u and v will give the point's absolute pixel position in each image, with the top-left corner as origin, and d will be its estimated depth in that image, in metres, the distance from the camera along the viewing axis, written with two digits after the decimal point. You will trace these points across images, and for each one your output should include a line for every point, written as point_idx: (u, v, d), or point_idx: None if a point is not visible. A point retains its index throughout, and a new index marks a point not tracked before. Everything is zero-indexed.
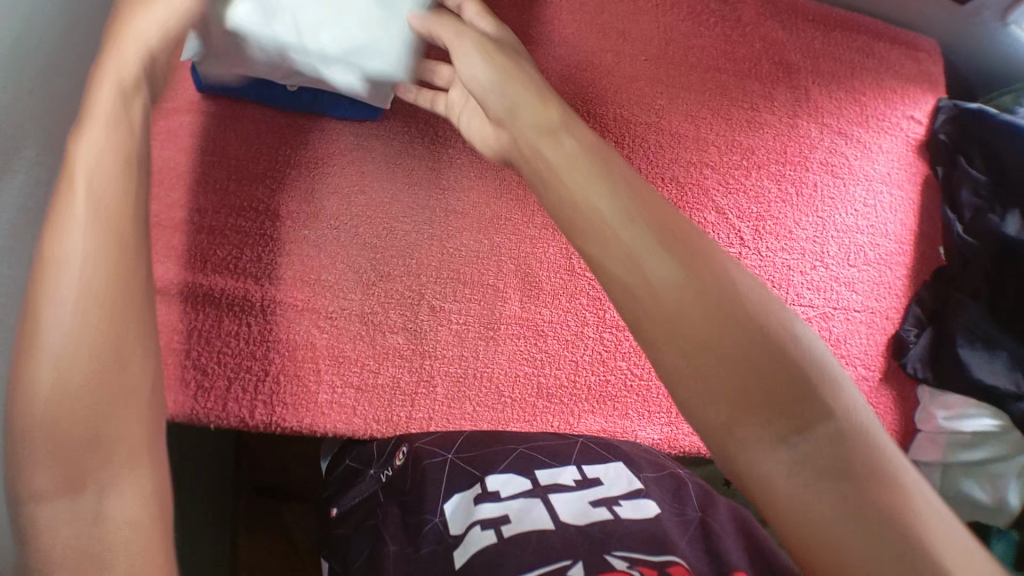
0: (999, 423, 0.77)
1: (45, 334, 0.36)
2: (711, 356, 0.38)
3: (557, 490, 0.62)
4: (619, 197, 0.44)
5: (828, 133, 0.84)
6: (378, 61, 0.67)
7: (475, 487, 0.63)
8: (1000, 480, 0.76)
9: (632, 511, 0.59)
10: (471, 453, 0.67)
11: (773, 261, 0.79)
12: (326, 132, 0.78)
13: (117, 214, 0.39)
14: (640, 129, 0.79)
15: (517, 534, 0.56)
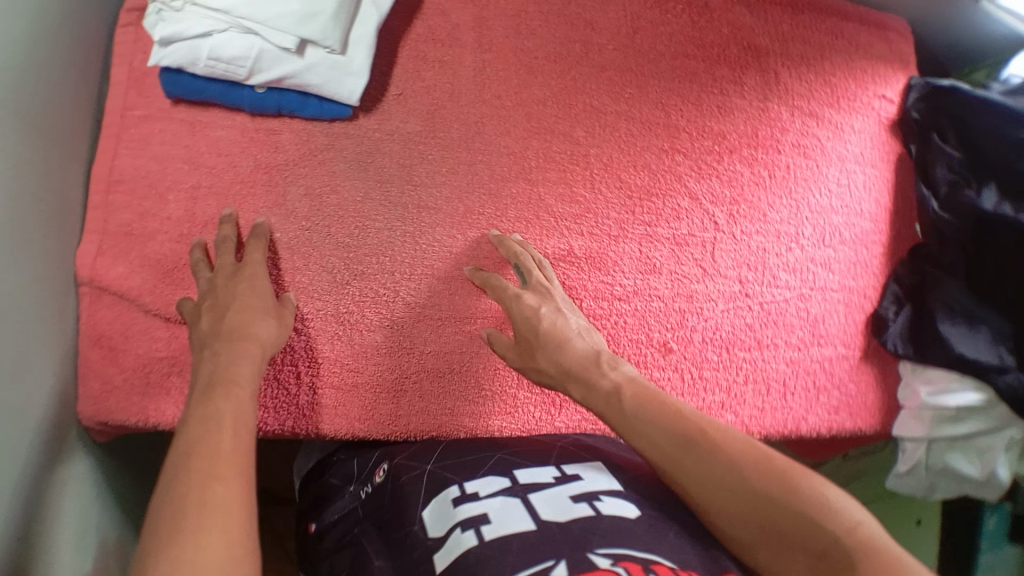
0: (984, 396, 0.77)
1: (181, 479, 0.50)
2: (741, 520, 0.53)
3: (536, 489, 0.61)
4: (639, 418, 0.62)
5: (800, 115, 0.84)
6: (350, 68, 0.75)
7: (452, 491, 0.62)
8: (989, 454, 0.78)
9: (613, 506, 0.58)
10: (450, 462, 0.67)
11: (748, 244, 0.79)
12: (298, 133, 0.78)
13: (233, 387, 0.59)
14: (611, 118, 0.79)
15: (497, 536, 0.54)
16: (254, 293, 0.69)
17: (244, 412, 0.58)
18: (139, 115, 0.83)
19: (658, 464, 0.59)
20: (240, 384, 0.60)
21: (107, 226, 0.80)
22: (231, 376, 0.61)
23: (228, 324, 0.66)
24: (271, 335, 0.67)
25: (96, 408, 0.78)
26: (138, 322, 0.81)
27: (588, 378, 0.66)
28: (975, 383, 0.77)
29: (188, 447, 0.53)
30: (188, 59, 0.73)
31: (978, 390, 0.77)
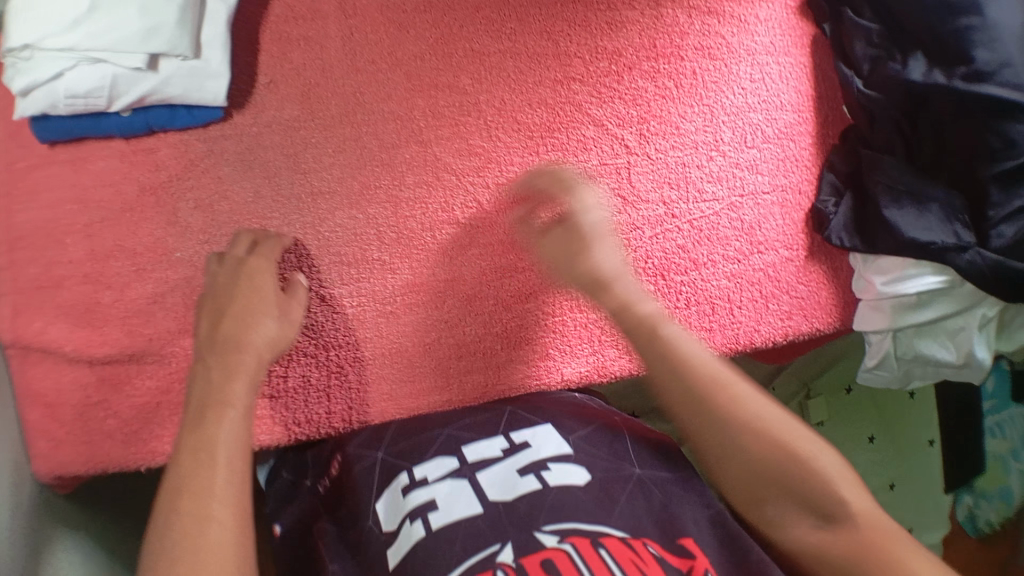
0: (947, 279, 0.73)
1: (172, 519, 0.46)
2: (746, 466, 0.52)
3: (485, 466, 0.58)
4: (650, 361, 0.57)
5: (698, 15, 0.79)
6: (211, 72, 0.72)
7: (401, 479, 0.59)
8: (962, 336, 0.75)
9: (561, 476, 0.55)
10: (400, 445, 0.64)
11: (665, 162, 0.76)
12: (175, 146, 0.76)
13: (226, 392, 0.53)
14: (495, 59, 0.75)
15: (445, 527, 0.52)
16: (247, 287, 0.62)
17: (238, 433, 0.51)
18: (22, 166, 0.77)
19: (670, 403, 0.56)
20: (231, 390, 0.54)
21: (18, 285, 0.76)
22: (225, 373, 0.55)
23: (220, 336, 0.59)
24: (269, 330, 0.60)
25: (50, 465, 0.74)
26: (67, 373, 0.75)
27: (633, 312, 0.60)
28: (931, 265, 0.73)
29: (187, 470, 0.48)
30: (45, 102, 0.69)
31: (937, 271, 0.73)
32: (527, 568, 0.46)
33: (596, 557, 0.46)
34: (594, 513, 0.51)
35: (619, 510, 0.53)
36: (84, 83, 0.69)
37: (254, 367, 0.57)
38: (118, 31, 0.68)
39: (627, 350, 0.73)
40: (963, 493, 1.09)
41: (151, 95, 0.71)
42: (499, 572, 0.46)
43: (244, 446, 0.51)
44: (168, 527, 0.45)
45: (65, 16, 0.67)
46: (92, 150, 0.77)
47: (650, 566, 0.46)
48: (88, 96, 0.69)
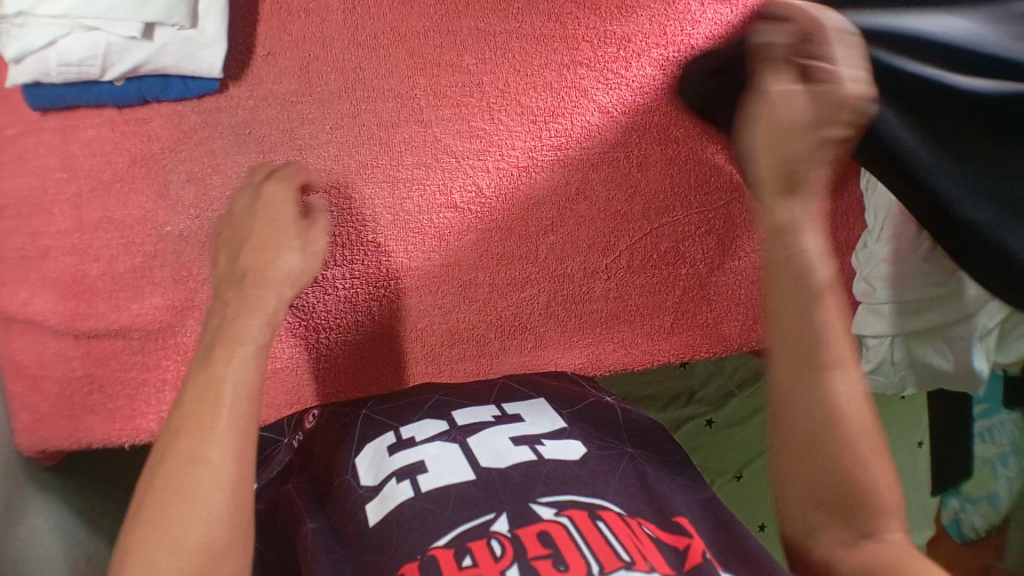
0: (950, 284, 0.72)
1: (170, 447, 0.48)
2: (806, 480, 0.54)
3: (475, 431, 0.58)
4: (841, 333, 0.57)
5: (711, 3, 0.77)
6: (209, 40, 0.71)
7: (388, 437, 0.59)
8: (961, 344, 0.74)
9: (556, 449, 0.55)
10: (387, 406, 0.64)
11: (670, 151, 0.74)
12: (169, 117, 0.74)
13: (240, 326, 0.55)
14: (501, 38, 0.73)
15: (435, 488, 0.52)
16: (266, 210, 0.62)
17: (246, 372, 0.52)
18: (11, 132, 0.75)
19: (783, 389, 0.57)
20: (245, 325, 0.55)
21: (2, 254, 0.74)
22: (243, 302, 0.56)
23: (241, 266, 0.59)
24: (294, 265, 0.61)
25: (33, 437, 0.74)
26: (52, 344, 0.74)
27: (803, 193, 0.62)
28: (932, 274, 0.74)
29: (196, 412, 0.49)
30: (40, 71, 0.69)
31: (937, 280, 0.74)
32: (523, 539, 0.46)
33: (595, 531, 0.47)
34: (593, 486, 0.51)
35: (616, 484, 0.53)
36: (79, 52, 0.68)
37: (265, 306, 0.57)
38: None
39: (624, 344, 0.73)
40: (949, 497, 1.12)
41: (145, 64, 0.70)
42: (494, 541, 0.46)
43: (251, 383, 0.52)
44: (159, 482, 0.47)
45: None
46: (84, 118, 0.75)
47: (646, 545, 0.47)
48: (83, 66, 0.69)
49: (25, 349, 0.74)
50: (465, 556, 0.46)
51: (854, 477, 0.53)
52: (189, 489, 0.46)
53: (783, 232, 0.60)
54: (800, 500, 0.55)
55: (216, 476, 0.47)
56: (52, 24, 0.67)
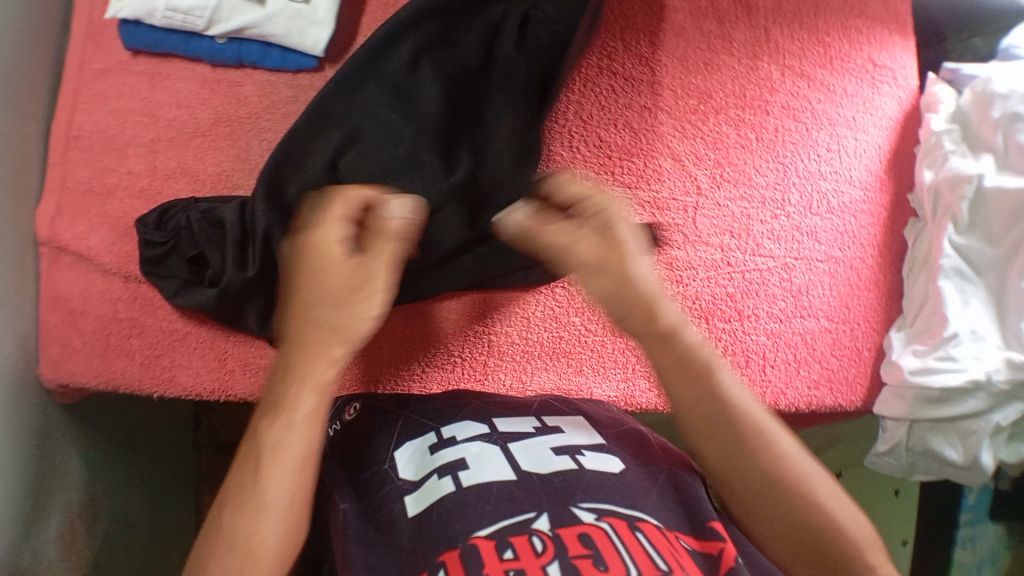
0: (974, 378, 0.74)
1: (264, 450, 0.51)
2: (783, 528, 0.52)
3: (517, 439, 0.60)
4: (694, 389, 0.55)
5: (791, 76, 0.81)
6: (318, 17, 0.75)
7: (429, 436, 0.61)
8: (972, 438, 0.76)
9: (595, 462, 0.57)
10: (426, 408, 0.66)
11: (730, 210, 0.77)
12: (261, 85, 0.77)
13: (316, 359, 0.53)
14: (591, 74, 0.77)
15: (476, 484, 0.54)
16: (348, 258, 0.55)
17: (323, 383, 0.53)
18: (98, 69, 0.78)
19: (722, 444, 0.54)
20: (322, 358, 0.53)
21: (66, 184, 0.76)
22: (323, 335, 0.54)
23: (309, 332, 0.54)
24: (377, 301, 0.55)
25: (58, 371, 0.75)
26: (98, 283, 0.76)
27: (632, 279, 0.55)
28: (957, 362, 0.74)
29: (270, 463, 0.50)
30: (146, 11, 0.73)
31: (961, 370, 0.74)
32: (565, 540, 0.48)
33: (634, 540, 0.48)
34: (630, 499, 0.53)
35: (653, 500, 0.55)
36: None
37: (344, 332, 0.54)
38: None
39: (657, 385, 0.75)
40: None
41: (251, 25, 0.73)
42: (535, 538, 0.48)
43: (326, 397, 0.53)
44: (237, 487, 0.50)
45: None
46: (172, 69, 0.78)
47: (683, 557, 0.49)
48: (191, 13, 0.72)
49: (69, 281, 0.75)
50: (506, 549, 0.47)
51: (818, 523, 0.52)
52: (273, 470, 0.50)
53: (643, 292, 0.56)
54: (798, 563, 0.52)
55: (289, 474, 0.50)
56: None
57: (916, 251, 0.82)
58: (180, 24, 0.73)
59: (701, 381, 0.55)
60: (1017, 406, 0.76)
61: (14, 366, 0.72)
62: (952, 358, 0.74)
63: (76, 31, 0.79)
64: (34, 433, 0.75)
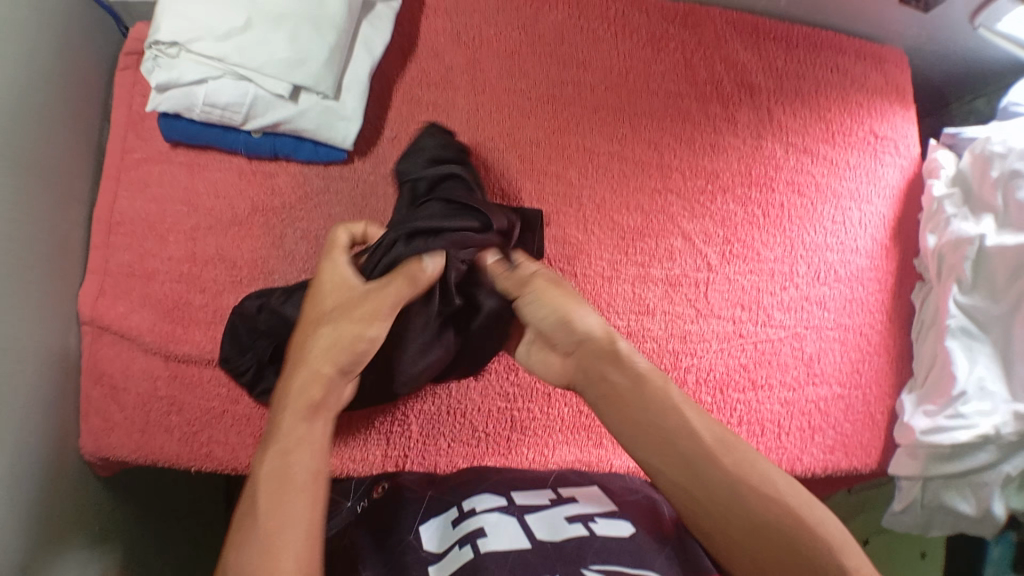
0: (981, 433, 0.75)
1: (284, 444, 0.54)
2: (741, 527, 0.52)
3: (532, 510, 0.63)
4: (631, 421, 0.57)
5: (795, 152, 0.85)
6: (348, 113, 0.79)
7: (451, 512, 0.64)
8: (984, 489, 0.78)
9: (607, 528, 0.60)
10: (451, 484, 0.70)
11: (741, 284, 0.81)
12: (294, 177, 0.82)
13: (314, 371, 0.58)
14: (603, 159, 0.81)
15: (492, 551, 0.56)
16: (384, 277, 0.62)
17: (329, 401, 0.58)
18: (138, 158, 0.83)
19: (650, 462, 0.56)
20: (322, 367, 0.58)
21: (108, 267, 0.81)
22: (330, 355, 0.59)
23: (312, 367, 0.58)
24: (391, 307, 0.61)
25: (98, 444, 0.78)
26: (138, 361, 0.80)
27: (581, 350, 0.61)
28: (967, 419, 0.76)
29: (281, 460, 0.54)
30: (184, 104, 0.76)
31: (971, 426, 0.76)
32: None
33: None
34: (639, 560, 0.56)
35: (662, 560, 0.57)
36: (227, 96, 0.75)
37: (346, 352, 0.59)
38: (270, 53, 0.74)
39: None
40: None
41: (286, 120, 0.77)
42: None
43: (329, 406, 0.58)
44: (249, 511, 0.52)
45: (218, 28, 0.73)
46: (207, 160, 0.83)
47: None
48: (227, 108, 0.76)
49: (111, 357, 0.79)
50: None
51: (780, 511, 0.51)
52: (289, 457, 0.54)
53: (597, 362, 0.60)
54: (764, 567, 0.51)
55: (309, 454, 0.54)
56: (208, 67, 0.74)
57: (924, 313, 0.86)
58: (218, 117, 0.77)
59: (645, 411, 0.57)
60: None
61: (54, 439, 0.76)
62: (961, 415, 0.77)
63: (115, 122, 0.84)
64: (71, 503, 0.78)
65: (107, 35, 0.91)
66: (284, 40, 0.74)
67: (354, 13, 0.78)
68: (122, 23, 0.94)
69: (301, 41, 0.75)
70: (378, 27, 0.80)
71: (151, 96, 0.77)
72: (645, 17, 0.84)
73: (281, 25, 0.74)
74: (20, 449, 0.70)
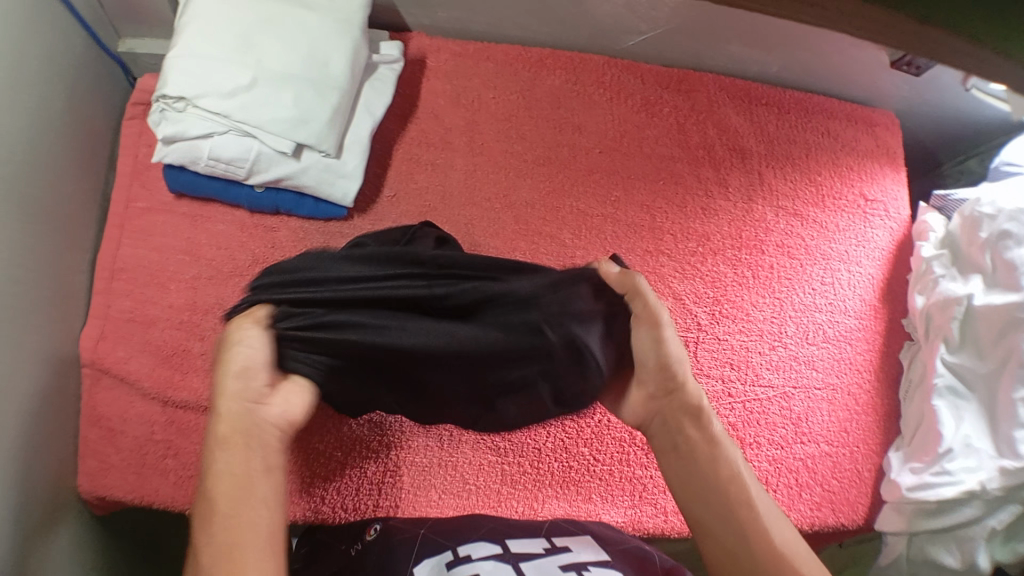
0: (967, 489, 0.75)
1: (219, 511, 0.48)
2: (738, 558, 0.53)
3: (527, 557, 0.63)
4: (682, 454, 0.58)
5: (784, 216, 0.89)
6: (349, 171, 0.81)
7: (446, 554, 0.64)
8: (969, 543, 0.76)
9: None
10: (443, 527, 0.70)
11: (730, 343, 0.83)
12: (294, 231, 0.84)
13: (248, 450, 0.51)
14: (597, 220, 0.84)
15: None
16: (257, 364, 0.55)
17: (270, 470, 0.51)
18: (142, 207, 0.85)
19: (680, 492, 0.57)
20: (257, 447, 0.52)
21: (109, 312, 0.82)
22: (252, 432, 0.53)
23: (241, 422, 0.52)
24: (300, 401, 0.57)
25: (95, 484, 0.78)
26: (136, 406, 0.80)
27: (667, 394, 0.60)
28: (953, 476, 0.77)
29: (228, 525, 0.48)
30: (189, 157, 0.77)
31: (957, 482, 0.76)
32: None
33: None
34: None
35: None
36: (231, 151, 0.76)
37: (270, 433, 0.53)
38: (275, 112, 0.75)
39: (663, 511, 0.81)
40: None
41: (288, 177, 0.78)
42: None
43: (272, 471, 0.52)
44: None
45: (224, 85, 0.74)
46: (210, 211, 0.85)
47: None
48: (230, 162, 0.77)
49: (106, 401, 0.80)
50: None
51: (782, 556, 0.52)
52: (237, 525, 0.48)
53: (679, 415, 0.59)
54: None
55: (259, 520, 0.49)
56: (213, 122, 0.75)
57: (912, 373, 0.87)
58: (221, 171, 0.78)
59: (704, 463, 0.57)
60: (1012, 509, 0.76)
61: (52, 480, 0.76)
62: (947, 472, 0.77)
63: (121, 172, 0.86)
64: (60, 546, 0.77)
65: (114, 85, 0.94)
66: (290, 99, 0.76)
67: (358, 74, 0.81)
68: (128, 73, 0.98)
69: (307, 101, 0.76)
70: (381, 87, 0.83)
71: (158, 147, 0.78)
72: (640, 82, 0.90)
73: (287, 84, 0.76)
74: (19, 488, 0.71)
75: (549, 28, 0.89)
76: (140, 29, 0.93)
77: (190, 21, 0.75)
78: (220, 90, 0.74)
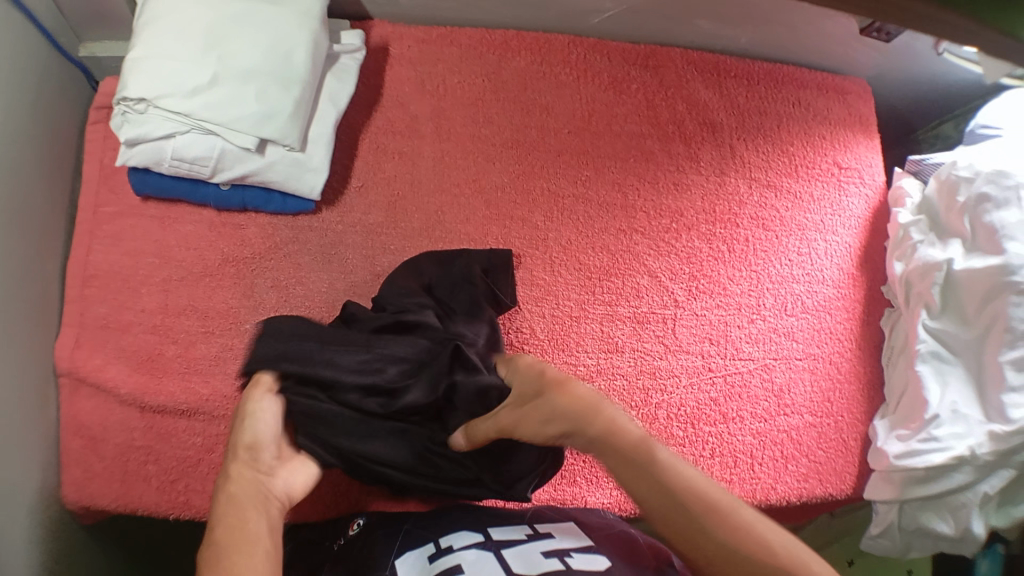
0: (956, 455, 0.75)
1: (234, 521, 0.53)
2: (710, 560, 0.50)
3: (510, 545, 0.62)
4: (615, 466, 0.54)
5: (758, 188, 0.88)
6: (316, 163, 0.80)
7: (429, 546, 0.63)
8: (961, 511, 0.76)
9: (584, 562, 0.59)
10: (425, 521, 0.69)
11: (709, 319, 0.83)
12: (264, 227, 0.83)
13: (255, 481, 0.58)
14: (568, 201, 0.84)
15: None
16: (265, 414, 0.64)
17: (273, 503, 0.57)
18: (111, 212, 0.84)
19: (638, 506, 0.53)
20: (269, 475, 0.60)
21: (83, 319, 0.81)
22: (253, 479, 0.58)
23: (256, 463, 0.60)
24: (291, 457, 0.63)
25: (79, 494, 0.77)
26: (115, 413, 0.79)
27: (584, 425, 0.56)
28: (941, 442, 0.76)
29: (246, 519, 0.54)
30: (153, 158, 0.76)
31: (945, 448, 0.75)
32: None
33: None
34: None
35: None
36: (194, 149, 0.75)
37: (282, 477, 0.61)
38: (237, 108, 0.74)
39: None
40: None
41: (253, 173, 0.77)
42: None
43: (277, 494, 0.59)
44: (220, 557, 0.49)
45: (186, 84, 0.73)
46: (179, 212, 0.84)
47: None
48: (194, 161, 0.76)
49: (84, 409, 0.79)
50: None
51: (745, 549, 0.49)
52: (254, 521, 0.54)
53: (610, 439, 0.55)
54: None
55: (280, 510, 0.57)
56: (174, 121, 0.74)
57: (894, 340, 0.87)
58: (186, 170, 0.77)
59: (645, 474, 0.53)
60: (1003, 474, 0.76)
61: (35, 491, 0.75)
62: (935, 438, 0.76)
63: (88, 176, 0.85)
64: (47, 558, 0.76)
65: (77, 88, 0.93)
66: (252, 93, 0.75)
67: (319, 65, 0.79)
68: (92, 77, 0.96)
69: (269, 95, 0.75)
70: (346, 78, 0.82)
71: (121, 149, 0.77)
72: (607, 60, 0.89)
73: (248, 78, 0.75)
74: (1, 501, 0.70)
75: (512, 9, 0.88)
76: (100, 30, 0.91)
77: (151, 21, 0.74)
78: (179, 88, 0.72)
